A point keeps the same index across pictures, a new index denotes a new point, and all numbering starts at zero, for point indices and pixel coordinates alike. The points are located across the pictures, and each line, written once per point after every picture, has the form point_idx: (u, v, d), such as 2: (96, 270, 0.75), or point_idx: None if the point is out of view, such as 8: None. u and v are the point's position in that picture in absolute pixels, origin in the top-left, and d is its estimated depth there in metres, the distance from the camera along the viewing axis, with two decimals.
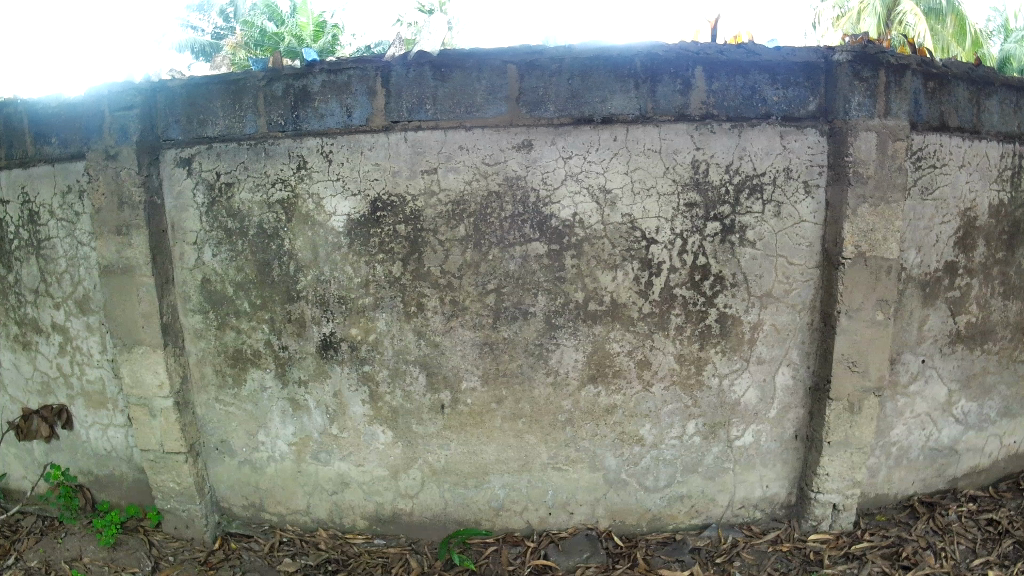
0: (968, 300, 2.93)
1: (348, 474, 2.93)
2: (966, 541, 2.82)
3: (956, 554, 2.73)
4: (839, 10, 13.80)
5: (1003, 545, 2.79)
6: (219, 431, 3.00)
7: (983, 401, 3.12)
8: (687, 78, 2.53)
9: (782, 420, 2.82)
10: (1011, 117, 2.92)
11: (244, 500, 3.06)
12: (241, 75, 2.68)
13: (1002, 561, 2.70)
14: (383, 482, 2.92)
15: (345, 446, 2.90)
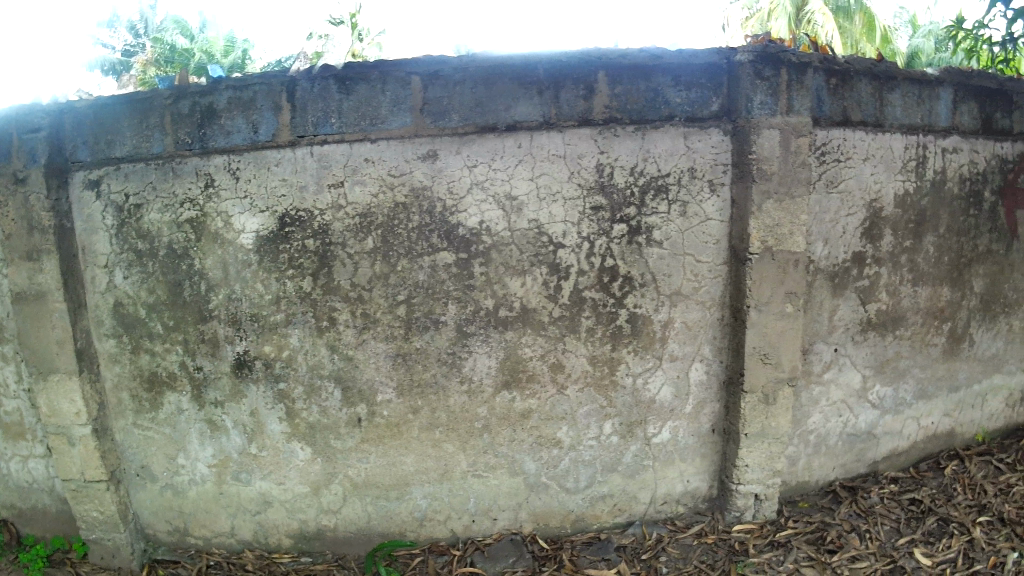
0: (878, 289, 2.91)
1: (270, 493, 2.89)
2: (890, 521, 2.86)
3: (880, 534, 2.78)
4: (749, 12, 14.02)
5: (927, 522, 2.84)
6: (140, 457, 2.95)
7: (898, 385, 3.09)
8: (590, 83, 2.57)
9: (698, 415, 2.83)
10: (914, 108, 2.86)
11: (168, 526, 3.01)
12: (147, 93, 2.65)
13: (927, 538, 2.76)
14: (304, 500, 2.88)
15: (265, 465, 2.87)
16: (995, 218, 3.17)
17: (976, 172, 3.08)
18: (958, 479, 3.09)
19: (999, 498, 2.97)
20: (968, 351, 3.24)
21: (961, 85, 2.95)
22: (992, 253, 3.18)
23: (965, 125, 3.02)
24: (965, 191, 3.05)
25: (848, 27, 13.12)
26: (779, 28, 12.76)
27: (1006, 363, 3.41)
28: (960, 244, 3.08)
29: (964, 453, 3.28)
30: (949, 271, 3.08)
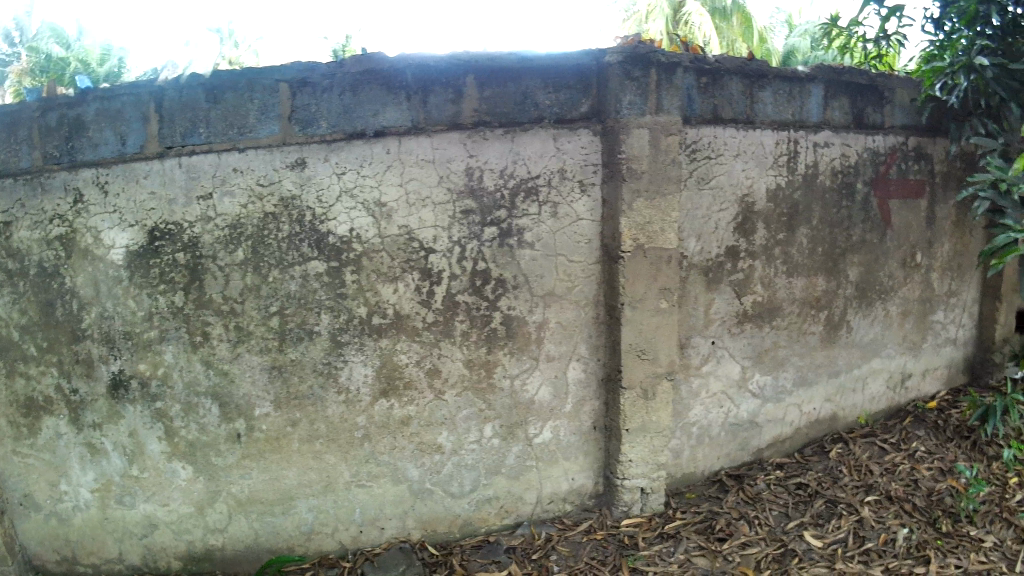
0: (752, 281, 2.93)
1: (155, 515, 2.79)
2: (778, 506, 2.89)
3: (769, 519, 2.81)
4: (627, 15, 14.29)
5: (815, 505, 2.90)
6: (21, 486, 2.82)
7: (777, 374, 3.09)
8: (459, 87, 2.57)
9: (579, 413, 2.84)
10: (784, 106, 2.88)
11: (56, 556, 2.87)
12: (15, 107, 2.62)
13: (816, 521, 2.82)
14: (190, 520, 2.78)
15: (147, 487, 2.77)
16: (868, 208, 3.20)
17: (848, 165, 3.11)
18: (843, 462, 3.14)
19: (884, 477, 3.05)
20: (845, 338, 3.26)
21: (832, 82, 2.98)
22: (866, 243, 3.21)
23: (836, 120, 3.05)
24: (837, 183, 3.08)
25: (723, 27, 13.56)
26: (657, 29, 13.01)
27: (885, 347, 3.41)
28: (833, 235, 3.11)
29: (849, 436, 3.31)
30: (823, 261, 3.10)
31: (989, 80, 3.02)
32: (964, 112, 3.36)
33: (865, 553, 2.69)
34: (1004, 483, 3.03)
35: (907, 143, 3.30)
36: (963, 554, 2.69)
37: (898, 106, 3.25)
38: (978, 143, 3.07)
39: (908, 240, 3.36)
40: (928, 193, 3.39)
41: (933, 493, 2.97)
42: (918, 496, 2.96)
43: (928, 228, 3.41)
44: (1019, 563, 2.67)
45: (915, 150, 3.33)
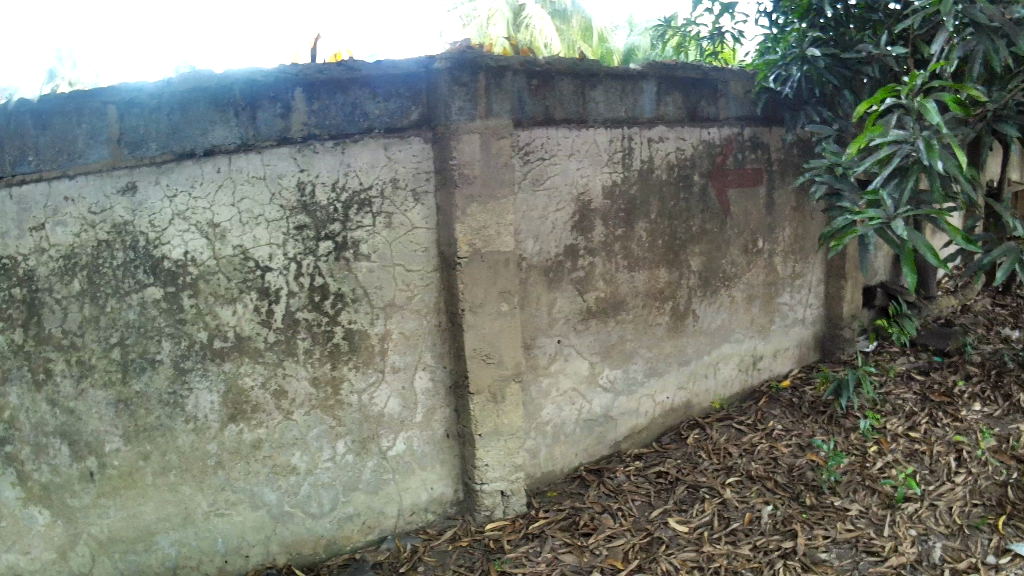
0: (594, 278, 2.96)
1: (16, 566, 2.46)
2: (640, 496, 2.93)
3: (633, 510, 2.84)
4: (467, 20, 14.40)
5: (677, 491, 2.95)
6: None
7: (626, 367, 3.14)
8: (287, 100, 2.51)
9: (431, 422, 2.85)
10: (617, 102, 2.93)
11: None
12: None
13: (679, 506, 2.87)
14: (53, 566, 2.49)
15: (3, 538, 2.44)
16: (706, 198, 3.27)
17: (683, 158, 3.17)
18: (702, 447, 3.21)
19: (743, 458, 3.14)
20: (692, 326, 3.32)
21: (664, 78, 3.05)
22: (706, 233, 3.29)
23: (670, 115, 3.10)
24: (674, 176, 3.15)
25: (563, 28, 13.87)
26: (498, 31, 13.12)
27: (732, 332, 3.49)
28: (673, 227, 3.17)
29: (704, 421, 3.39)
30: (664, 253, 3.16)
31: (821, 70, 3.05)
32: (799, 101, 3.40)
33: (732, 533, 2.74)
34: (864, 452, 3.16)
35: (743, 133, 3.39)
36: (829, 524, 2.79)
37: (732, 99, 3.31)
38: (812, 131, 3.07)
39: (748, 227, 3.46)
40: (767, 180, 3.50)
41: (795, 468, 3.07)
42: (779, 472, 3.05)
43: (768, 214, 3.52)
44: (884, 527, 2.79)
45: (751, 139, 3.43)
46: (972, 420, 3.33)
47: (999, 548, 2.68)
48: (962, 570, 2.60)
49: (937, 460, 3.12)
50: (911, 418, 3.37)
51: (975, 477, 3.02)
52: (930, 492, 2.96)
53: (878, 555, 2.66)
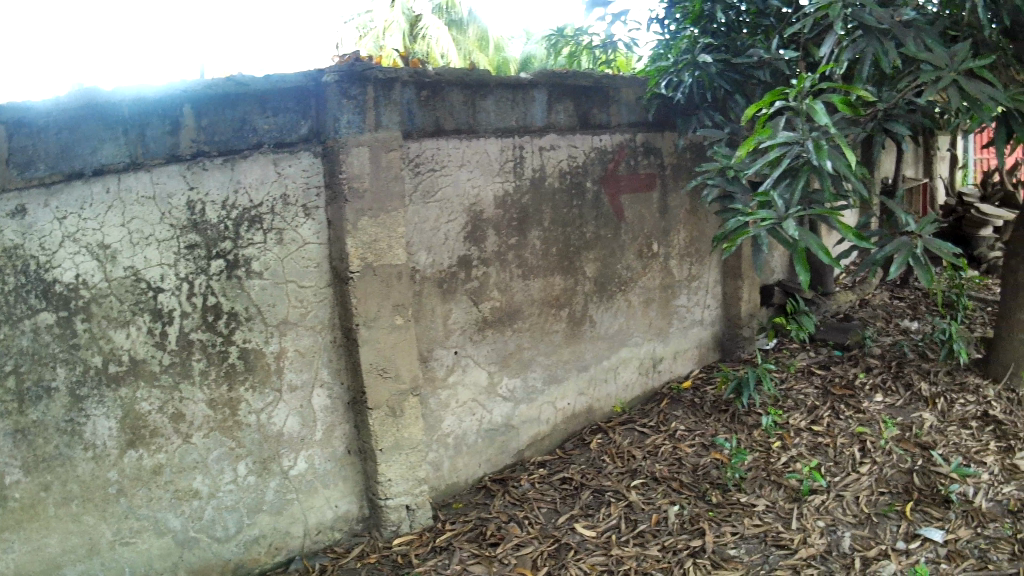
0: (488, 288, 2.97)
1: None
2: (546, 503, 2.94)
3: (540, 518, 2.85)
4: (360, 31, 14.32)
5: (583, 496, 2.97)
6: None
7: (524, 376, 3.15)
8: (176, 117, 2.45)
9: (331, 439, 2.84)
10: (507, 111, 2.96)
11: None
12: None
13: (585, 511, 2.89)
14: None
15: None
16: (600, 204, 3.31)
17: (575, 165, 3.20)
18: (605, 451, 3.26)
19: (647, 460, 3.19)
20: (589, 331, 3.37)
21: (554, 87, 3.09)
22: (600, 239, 3.33)
23: (560, 123, 3.14)
24: (566, 183, 3.17)
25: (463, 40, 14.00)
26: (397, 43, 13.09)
27: (631, 336, 3.56)
28: (567, 234, 3.20)
29: (607, 425, 3.44)
30: (558, 260, 3.19)
31: (713, 75, 3.12)
32: (688, 106, 3.56)
33: (639, 535, 2.76)
34: (768, 448, 3.27)
35: (635, 139, 3.44)
36: (737, 520, 2.83)
37: (624, 104, 3.38)
38: (703, 134, 3.14)
39: (643, 232, 3.51)
40: (659, 184, 3.56)
41: (699, 468, 3.13)
42: (684, 473, 3.10)
43: (662, 218, 3.59)
44: (791, 520, 2.85)
45: (643, 146, 3.48)
46: (874, 411, 3.55)
47: (907, 534, 2.80)
48: (872, 557, 2.68)
49: (842, 452, 3.26)
50: (813, 412, 3.54)
51: (881, 466, 3.17)
52: (836, 482, 3.08)
53: (787, 548, 2.70)
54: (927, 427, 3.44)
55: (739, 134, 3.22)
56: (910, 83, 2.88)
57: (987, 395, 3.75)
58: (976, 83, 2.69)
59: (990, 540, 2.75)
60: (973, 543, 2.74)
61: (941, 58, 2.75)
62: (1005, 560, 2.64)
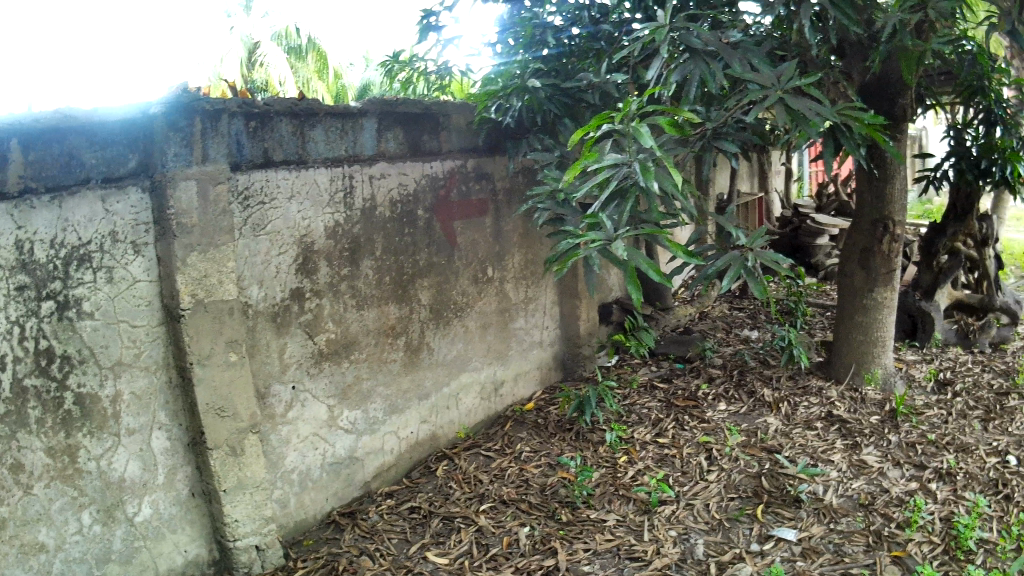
0: (322, 320, 2.93)
1: None
2: (397, 534, 2.93)
3: (391, 549, 2.84)
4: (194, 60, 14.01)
5: (432, 525, 2.97)
6: None
7: (365, 407, 3.14)
8: (3, 151, 2.15)
9: (174, 482, 2.66)
10: (337, 141, 2.95)
11: None
12: None
13: (436, 539, 2.89)
14: None
15: None
16: (431, 232, 3.35)
17: (406, 193, 3.23)
18: (451, 478, 3.28)
19: (494, 483, 3.23)
20: (428, 359, 3.39)
21: (384, 115, 3.11)
22: (433, 265, 3.36)
23: (391, 151, 3.17)
24: (396, 212, 3.19)
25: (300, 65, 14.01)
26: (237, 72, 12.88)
27: (469, 362, 3.61)
28: (400, 262, 3.21)
29: (452, 452, 3.48)
30: (392, 289, 3.19)
31: (541, 99, 3.21)
32: (518, 130, 3.67)
33: (492, 559, 2.77)
34: (614, 463, 3.34)
35: (466, 165, 3.52)
36: (588, 537, 2.87)
37: (455, 130, 3.45)
38: (534, 158, 3.23)
39: (477, 257, 3.59)
40: (491, 210, 3.66)
41: (547, 487, 3.18)
42: (531, 494, 3.14)
43: (495, 242, 3.68)
44: (643, 532, 2.91)
45: (474, 170, 3.57)
46: (718, 419, 3.71)
47: (760, 536, 2.90)
48: (727, 561, 2.76)
49: (689, 461, 3.36)
50: (657, 425, 3.66)
51: (729, 472, 3.28)
52: (684, 492, 3.15)
53: (641, 560, 2.75)
54: (772, 431, 3.60)
55: (570, 156, 3.32)
56: (739, 102, 2.91)
57: (829, 396, 3.99)
58: (801, 99, 2.70)
59: (842, 534, 2.92)
60: (826, 539, 2.89)
61: (767, 77, 2.76)
62: (860, 552, 2.82)
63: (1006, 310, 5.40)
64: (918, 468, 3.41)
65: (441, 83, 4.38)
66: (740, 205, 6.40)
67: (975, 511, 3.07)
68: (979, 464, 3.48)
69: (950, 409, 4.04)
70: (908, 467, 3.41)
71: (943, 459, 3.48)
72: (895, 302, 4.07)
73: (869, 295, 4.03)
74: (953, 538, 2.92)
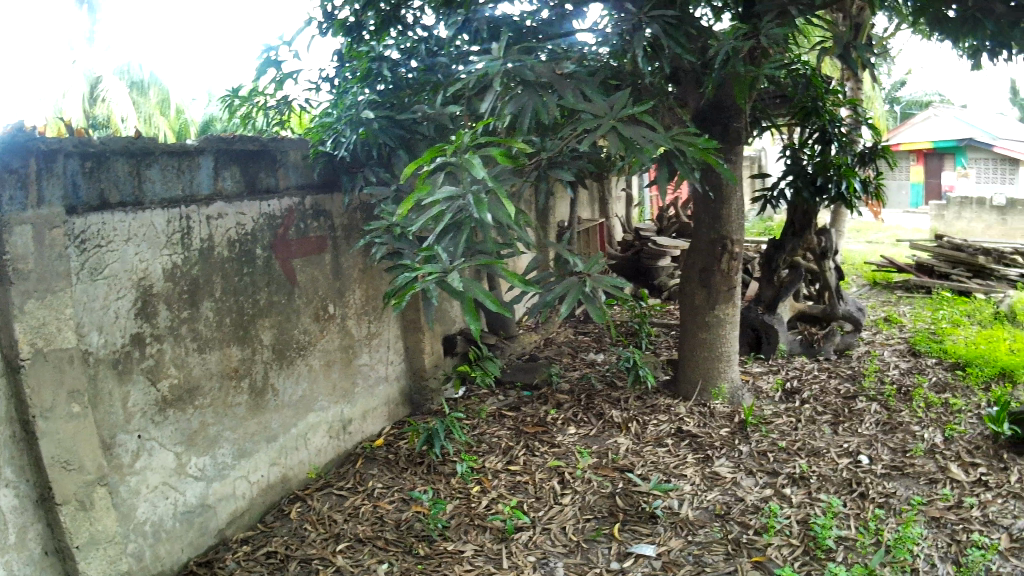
0: (164, 365, 2.84)
1: None
2: None
3: None
4: None
5: (291, 569, 2.91)
6: None
7: (213, 453, 3.06)
8: None
9: (25, 542, 2.40)
10: (173, 181, 2.88)
11: None
12: None
13: None
14: None
15: None
16: (270, 271, 3.30)
17: (244, 232, 3.18)
18: (306, 519, 3.23)
19: (349, 522, 3.19)
20: (273, 400, 3.33)
21: (220, 153, 3.07)
22: (274, 305, 3.32)
23: (228, 190, 3.12)
24: (235, 252, 3.13)
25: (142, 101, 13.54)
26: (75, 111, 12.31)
27: (316, 401, 3.58)
28: (239, 303, 3.15)
29: (304, 493, 3.43)
30: (233, 330, 3.12)
31: (376, 130, 3.30)
32: (353, 164, 3.67)
33: None
34: (467, 494, 3.35)
35: (303, 202, 3.49)
36: (447, 569, 2.87)
37: (291, 167, 3.44)
38: (369, 192, 3.27)
39: (317, 294, 3.56)
40: (331, 246, 3.64)
41: (402, 523, 3.16)
42: (387, 530, 3.12)
43: (336, 279, 3.67)
44: (502, 559, 2.92)
45: (312, 208, 3.54)
46: (568, 443, 3.78)
47: (619, 554, 2.96)
48: None
49: (541, 486, 3.40)
50: (508, 452, 3.70)
51: (582, 495, 3.34)
52: (539, 517, 3.19)
53: None
54: (623, 451, 3.69)
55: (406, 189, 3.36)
56: (572, 132, 2.98)
57: (678, 413, 4.11)
58: (634, 127, 2.78)
59: (701, 545, 3.01)
60: (685, 551, 2.97)
61: (599, 107, 2.83)
62: (720, 561, 2.92)
63: (848, 318, 5.64)
64: (771, 476, 3.55)
65: (280, 120, 4.34)
66: (584, 231, 6.54)
67: (829, 511, 3.22)
68: (831, 466, 3.65)
69: (799, 416, 4.22)
70: (761, 475, 3.55)
71: (795, 464, 3.64)
72: (735, 318, 4.23)
73: (710, 313, 4.18)
74: (811, 539, 3.05)
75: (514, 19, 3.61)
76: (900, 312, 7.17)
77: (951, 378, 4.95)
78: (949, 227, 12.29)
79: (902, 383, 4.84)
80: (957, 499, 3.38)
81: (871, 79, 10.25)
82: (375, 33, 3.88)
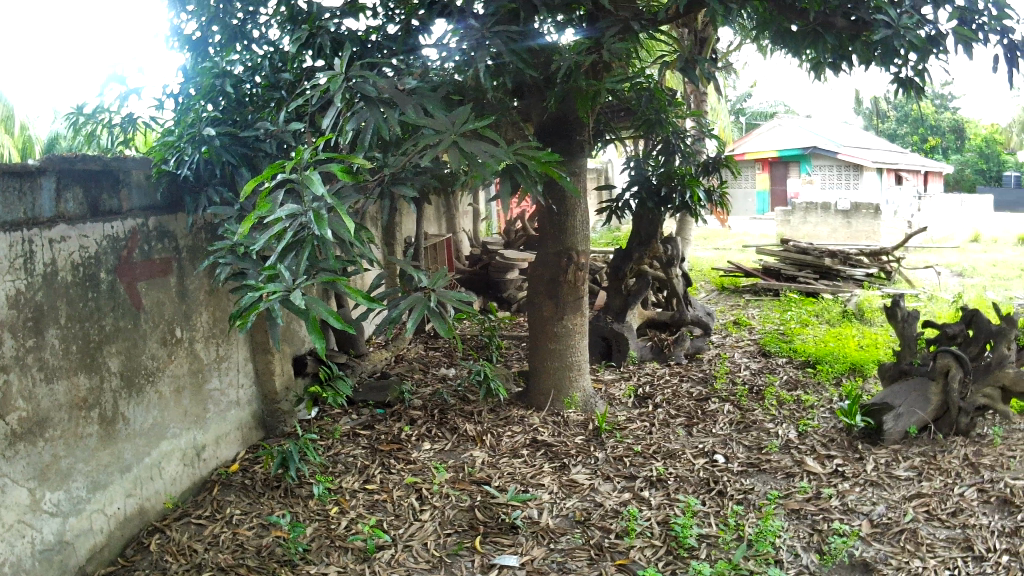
0: (12, 398, 2.67)
1: None
2: None
3: None
4: None
5: None
6: None
7: (67, 487, 2.91)
8: None
9: None
10: (15, 203, 2.72)
11: None
12: None
13: None
14: None
15: None
16: (115, 295, 3.18)
17: (88, 256, 3.05)
18: (166, 551, 3.11)
19: (209, 551, 3.09)
20: (124, 430, 3.20)
21: (62, 174, 2.92)
22: (120, 330, 3.19)
23: (71, 212, 2.98)
24: (78, 276, 2.99)
25: None
26: None
27: (168, 428, 3.45)
28: (85, 329, 3.01)
29: (163, 524, 3.31)
30: (80, 358, 2.98)
31: (219, 149, 3.27)
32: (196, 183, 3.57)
33: None
34: (326, 515, 3.30)
35: (147, 223, 3.37)
36: None
37: (134, 187, 3.32)
38: (213, 212, 3.18)
39: (164, 318, 3.44)
40: (176, 268, 3.53)
41: (263, 548, 3.09)
42: (248, 557, 3.04)
43: (182, 302, 3.56)
44: None
45: (157, 229, 3.43)
46: (424, 459, 3.77)
47: (483, 566, 2.96)
48: None
49: (400, 503, 3.38)
50: (364, 471, 3.66)
51: (441, 510, 3.34)
52: (399, 535, 3.16)
53: None
54: (478, 464, 3.71)
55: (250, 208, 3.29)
56: (414, 148, 2.98)
57: (532, 423, 4.16)
58: (475, 142, 2.80)
59: (563, 552, 3.05)
60: (548, 559, 3.01)
61: (441, 122, 2.83)
62: (584, 566, 2.97)
63: (696, 322, 5.83)
64: (628, 480, 3.63)
65: (126, 137, 4.21)
66: (432, 247, 6.54)
67: (689, 511, 3.31)
68: (687, 467, 3.75)
69: (652, 421, 4.33)
70: (618, 480, 3.62)
71: (650, 467, 3.73)
72: (583, 328, 4.33)
73: (559, 324, 4.25)
74: (672, 538, 3.13)
75: (359, 34, 3.60)
76: (749, 315, 7.46)
77: (802, 375, 5.19)
78: (794, 232, 12.88)
79: (754, 383, 5.04)
80: (815, 490, 3.53)
81: (717, 91, 10.66)
82: (222, 46, 3.80)
